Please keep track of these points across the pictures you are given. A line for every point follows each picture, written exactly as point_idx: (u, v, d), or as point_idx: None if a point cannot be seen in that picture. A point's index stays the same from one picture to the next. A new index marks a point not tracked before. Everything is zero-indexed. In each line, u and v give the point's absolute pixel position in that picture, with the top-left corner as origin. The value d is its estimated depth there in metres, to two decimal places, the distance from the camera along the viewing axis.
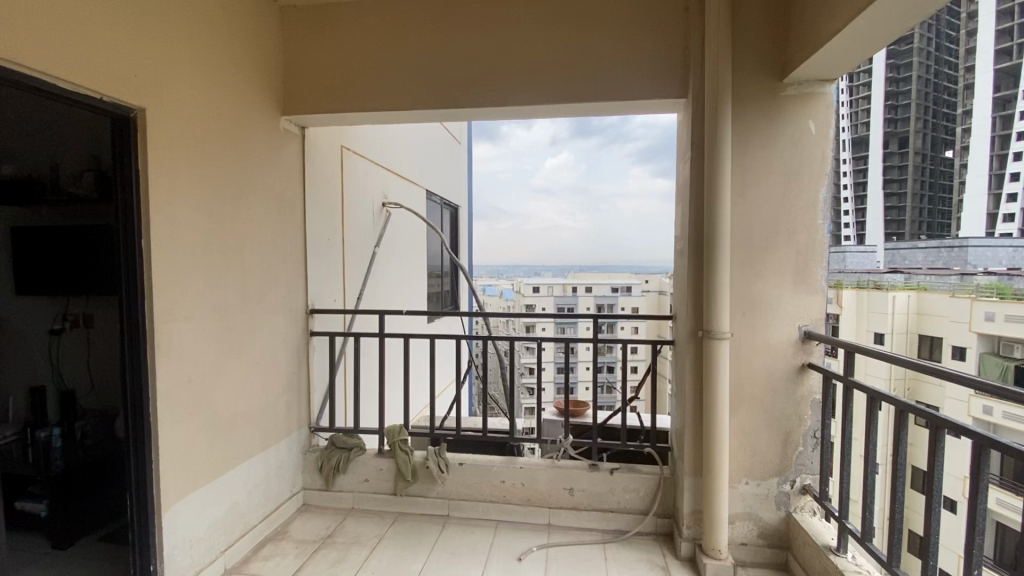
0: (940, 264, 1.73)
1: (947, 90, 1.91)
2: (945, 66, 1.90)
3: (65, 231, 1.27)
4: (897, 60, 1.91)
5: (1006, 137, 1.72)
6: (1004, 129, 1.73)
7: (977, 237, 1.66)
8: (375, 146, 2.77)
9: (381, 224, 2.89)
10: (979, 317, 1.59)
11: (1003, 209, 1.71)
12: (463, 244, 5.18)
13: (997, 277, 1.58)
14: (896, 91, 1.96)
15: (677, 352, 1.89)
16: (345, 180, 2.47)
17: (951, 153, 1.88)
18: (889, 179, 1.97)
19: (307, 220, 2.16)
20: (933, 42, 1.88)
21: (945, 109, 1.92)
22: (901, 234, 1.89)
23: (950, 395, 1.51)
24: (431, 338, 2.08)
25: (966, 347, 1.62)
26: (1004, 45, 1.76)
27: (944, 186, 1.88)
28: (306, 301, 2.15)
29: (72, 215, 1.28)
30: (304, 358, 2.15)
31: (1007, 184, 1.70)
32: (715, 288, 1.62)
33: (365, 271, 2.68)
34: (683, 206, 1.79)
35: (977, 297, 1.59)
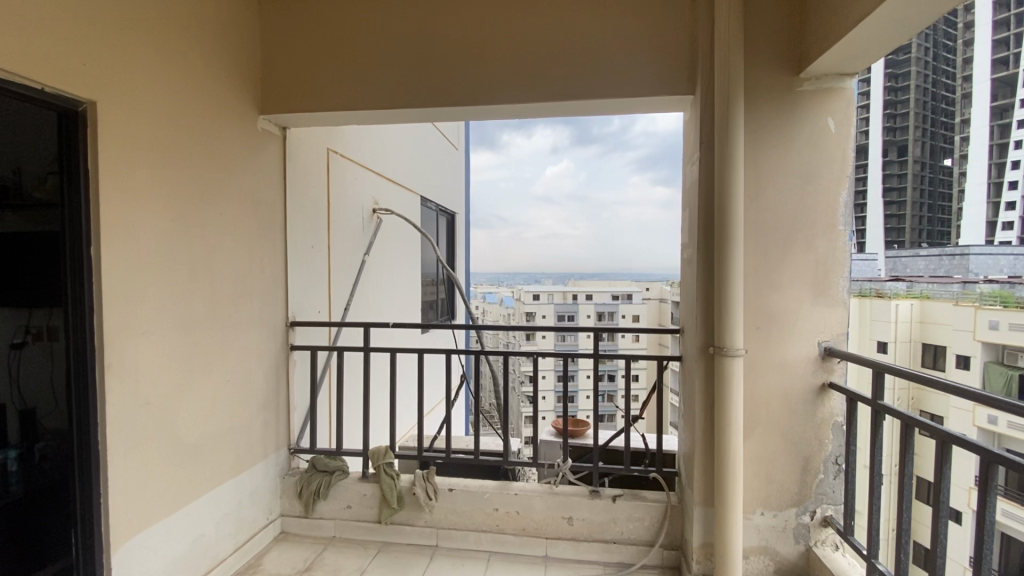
0: (941, 271, 1.81)
1: (946, 98, 2.16)
2: (943, 75, 2.13)
3: (36, 238, 1.16)
4: (896, 68, 2.02)
5: (1004, 145, 1.94)
6: (1001, 137, 1.97)
7: (978, 246, 1.75)
8: (365, 149, 2.64)
9: (371, 231, 2.75)
10: (983, 325, 1.61)
11: (1003, 217, 1.93)
12: (461, 251, 5.05)
13: (999, 285, 1.62)
14: (896, 99, 2.09)
15: (685, 369, 1.75)
16: (332, 185, 2.34)
17: (950, 160, 2.10)
18: (891, 186, 2.08)
19: (289, 227, 2.02)
20: (932, 50, 2.06)
21: (943, 118, 2.16)
22: (903, 240, 2.01)
23: (953, 404, 1.30)
24: (420, 353, 1.93)
25: (971, 355, 1.67)
26: (1003, 54, 1.99)
27: (943, 194, 2.08)
28: (287, 312, 2.01)
29: (39, 220, 1.16)
30: (283, 374, 2.00)
31: (1006, 194, 1.93)
32: (728, 300, 1.48)
33: (353, 280, 2.54)
34: (692, 211, 1.65)
35: (981, 305, 1.63)
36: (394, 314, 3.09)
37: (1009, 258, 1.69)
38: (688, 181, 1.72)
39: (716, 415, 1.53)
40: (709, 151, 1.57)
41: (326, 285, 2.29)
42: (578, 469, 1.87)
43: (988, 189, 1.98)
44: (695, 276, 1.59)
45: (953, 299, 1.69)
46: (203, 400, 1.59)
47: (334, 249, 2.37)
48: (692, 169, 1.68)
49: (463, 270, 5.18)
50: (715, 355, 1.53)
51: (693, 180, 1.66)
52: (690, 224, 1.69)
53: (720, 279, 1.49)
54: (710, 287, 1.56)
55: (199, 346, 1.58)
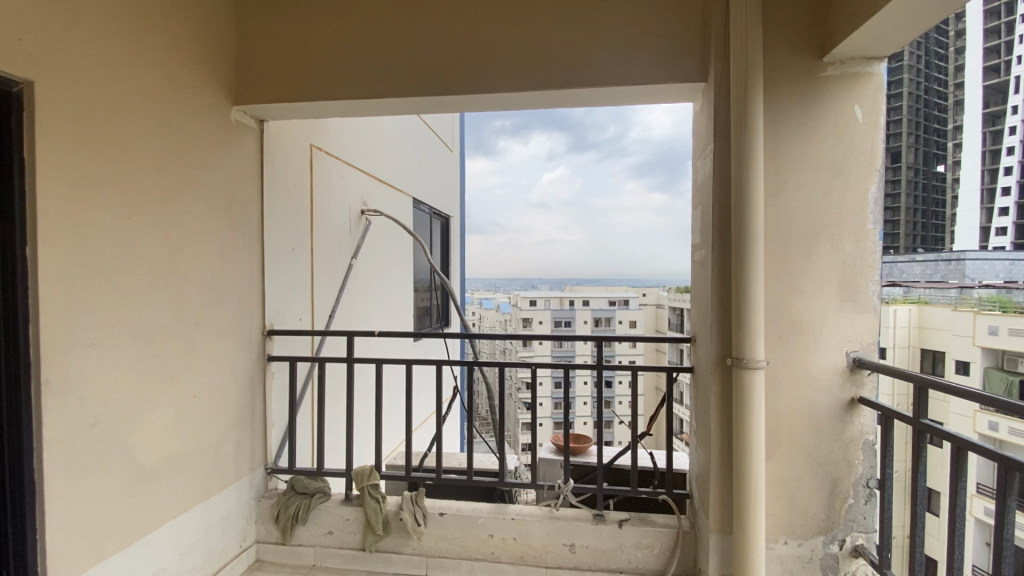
0: (936, 278, 1.84)
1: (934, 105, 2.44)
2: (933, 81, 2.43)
3: None
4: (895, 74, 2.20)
5: (995, 155, 2.57)
6: (994, 146, 2.59)
7: (972, 252, 2.00)
8: (353, 147, 2.49)
9: (359, 234, 2.60)
10: (980, 330, 1.98)
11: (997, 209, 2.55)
12: (456, 256, 4.90)
13: (999, 292, 1.92)
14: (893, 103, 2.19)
15: (697, 382, 1.60)
16: (316, 184, 2.19)
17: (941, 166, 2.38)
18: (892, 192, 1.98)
19: (267, 228, 1.87)
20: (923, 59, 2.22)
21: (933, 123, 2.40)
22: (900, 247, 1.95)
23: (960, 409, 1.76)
24: (410, 364, 1.78)
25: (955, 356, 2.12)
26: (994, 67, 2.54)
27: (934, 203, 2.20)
28: (264, 321, 1.85)
29: None
30: (259, 387, 1.84)
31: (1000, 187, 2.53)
32: (749, 305, 1.34)
33: (338, 285, 2.38)
34: (706, 209, 1.51)
35: (980, 311, 1.96)
36: (384, 322, 2.93)
37: (1003, 264, 2.02)
38: (700, 177, 1.58)
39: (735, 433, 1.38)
40: (724, 142, 1.42)
41: (308, 291, 2.13)
42: (581, 490, 1.72)
43: (982, 197, 2.57)
44: (710, 280, 1.45)
45: (952, 304, 1.92)
46: (165, 419, 1.43)
47: (317, 252, 2.21)
48: (704, 163, 1.54)
49: (458, 275, 5.04)
50: (733, 367, 1.38)
51: (706, 175, 1.52)
52: (703, 223, 1.54)
53: (739, 283, 1.35)
54: (726, 291, 1.42)
55: (161, 358, 1.42)
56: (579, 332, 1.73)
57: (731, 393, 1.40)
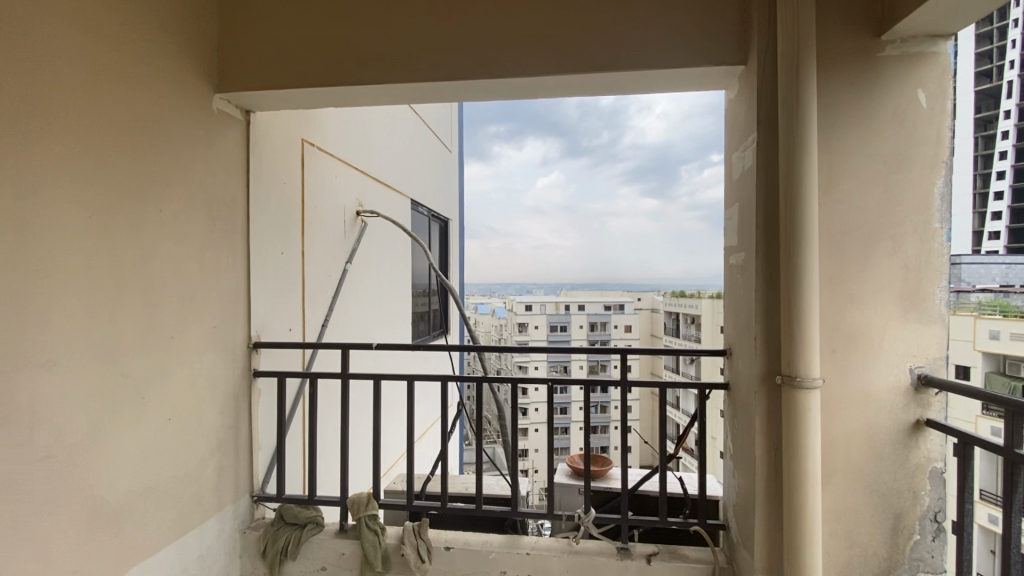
0: None
1: None
2: None
3: None
4: None
5: None
6: None
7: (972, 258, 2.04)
8: (348, 143, 2.32)
9: (354, 237, 2.43)
10: None
11: None
12: (454, 260, 4.72)
13: None
14: None
15: (735, 400, 1.43)
16: (307, 182, 2.01)
17: None
18: None
19: (254, 230, 1.69)
20: None
21: None
22: None
23: None
24: (412, 380, 1.60)
25: None
26: None
27: None
28: (249, 331, 1.67)
29: None
30: (244, 406, 1.66)
31: None
32: (802, 316, 1.17)
33: (332, 292, 2.20)
34: (745, 207, 1.35)
35: None
36: (381, 330, 2.75)
37: None
38: (736, 171, 1.42)
39: (785, 461, 1.21)
40: (769, 131, 1.26)
41: (299, 299, 1.96)
42: (603, 521, 1.54)
43: None
44: (752, 286, 1.28)
45: None
46: (137, 445, 1.25)
47: (309, 256, 2.03)
48: (742, 155, 1.38)
49: (457, 279, 4.86)
50: (782, 386, 1.21)
51: (745, 169, 1.35)
52: (741, 222, 1.38)
53: (789, 290, 1.19)
54: (773, 300, 1.25)
55: (132, 377, 1.24)
56: (600, 344, 1.55)
57: (780, 416, 1.23)
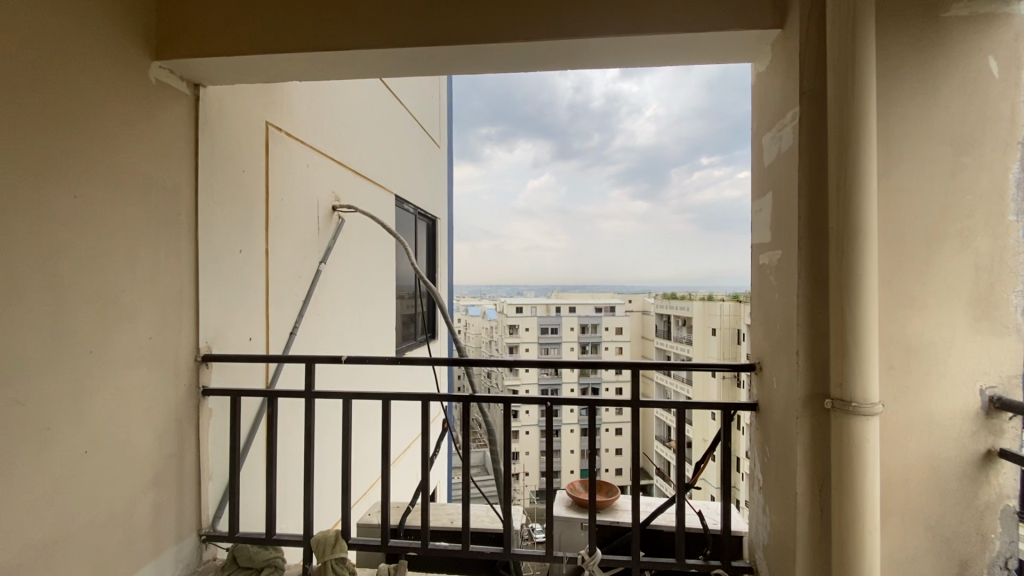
0: None
1: None
2: None
3: None
4: None
5: None
6: None
7: None
8: (321, 129, 2.08)
9: (329, 234, 2.19)
10: None
11: None
12: (443, 261, 4.48)
13: None
14: None
15: (767, 425, 1.21)
16: (273, 171, 1.78)
17: None
18: None
19: (205, 223, 1.45)
20: None
21: None
22: None
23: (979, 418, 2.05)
24: (389, 400, 1.37)
25: None
26: None
27: None
28: (198, 343, 1.43)
29: None
30: (190, 430, 1.42)
31: None
32: (858, 327, 0.97)
33: (303, 295, 1.97)
34: (783, 195, 1.13)
35: None
36: (360, 336, 2.51)
37: None
38: (770, 154, 1.21)
39: (837, 502, 1.00)
40: (814, 105, 1.05)
41: (262, 304, 1.72)
42: (611, 564, 1.31)
43: None
44: (792, 291, 1.07)
45: None
46: (51, 486, 1.01)
47: (275, 256, 1.79)
48: (777, 136, 1.17)
49: (446, 282, 4.62)
50: (833, 412, 1.00)
51: (781, 152, 1.14)
52: (776, 215, 1.17)
53: (841, 296, 0.98)
54: (819, 307, 1.04)
55: (43, 400, 1.00)
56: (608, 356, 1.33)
57: (829, 448, 1.02)
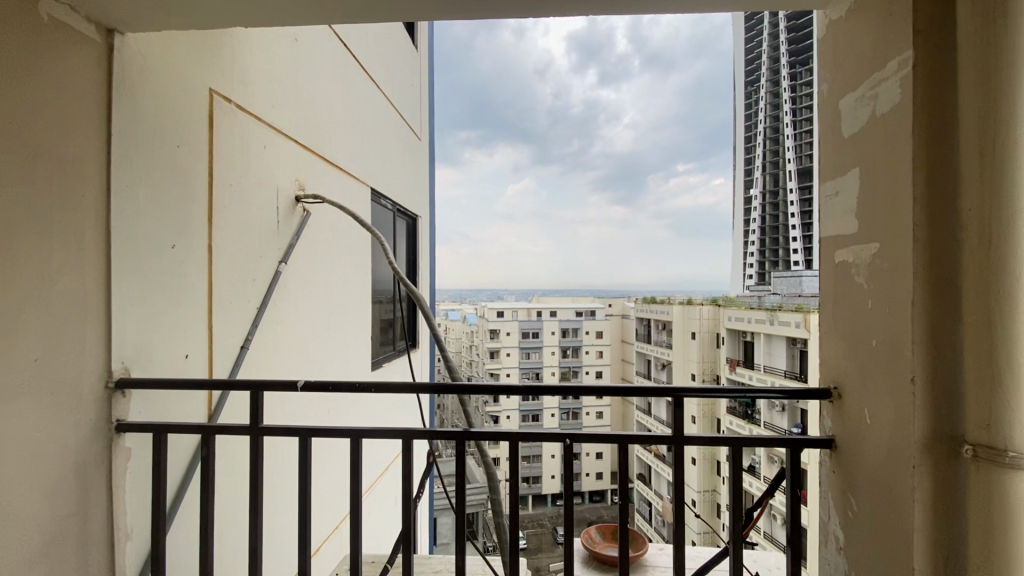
0: None
1: None
2: None
3: None
4: None
5: None
6: None
7: None
8: (280, 106, 1.76)
9: (291, 230, 1.86)
10: None
11: None
12: (424, 262, 4.16)
13: None
14: None
15: (855, 469, 0.95)
16: (219, 150, 1.45)
17: None
18: None
19: (123, 209, 1.12)
20: None
21: None
22: None
23: None
24: (358, 437, 1.06)
25: None
26: None
27: None
28: (111, 363, 1.08)
29: None
30: (100, 481, 1.08)
31: None
32: (1013, 349, 0.70)
33: (258, 302, 1.64)
34: (881, 170, 0.87)
35: None
36: (331, 348, 2.18)
37: None
38: (855, 120, 0.94)
39: None
40: (935, 48, 0.78)
41: (204, 312, 1.39)
42: None
43: None
44: (903, 296, 0.80)
45: None
46: None
47: (220, 253, 1.46)
48: (868, 97, 0.89)
49: (427, 285, 4.31)
50: (975, 464, 0.73)
51: (877, 115, 0.87)
52: (867, 197, 0.90)
53: (987, 305, 0.72)
54: (945, 318, 0.77)
55: None
56: (645, 380, 1.03)
57: (964, 511, 0.75)
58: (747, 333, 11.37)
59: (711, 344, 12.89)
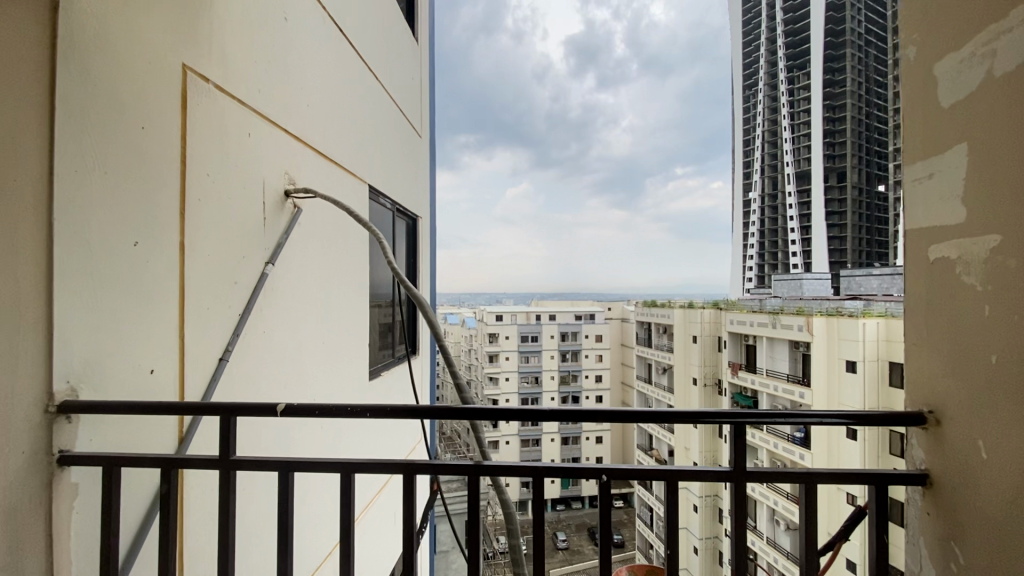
0: None
1: None
2: None
3: None
4: None
5: None
6: None
7: None
8: (266, 90, 1.59)
9: (280, 227, 1.68)
10: None
11: None
12: (424, 265, 3.97)
13: None
14: None
15: (971, 514, 0.77)
16: (193, 135, 1.27)
17: None
18: None
19: (72, 198, 0.93)
20: None
21: None
22: None
23: None
24: (349, 472, 0.87)
25: None
26: None
27: None
28: (54, 384, 0.89)
29: None
30: (41, 529, 0.88)
31: None
32: None
33: (242, 306, 1.46)
34: (1003, 143, 0.69)
35: None
36: (325, 356, 1.99)
37: None
38: (963, 85, 0.77)
39: None
40: None
41: (176, 321, 1.20)
42: None
43: None
44: None
45: None
46: None
47: (196, 254, 1.28)
48: (987, 52, 0.72)
49: (428, 289, 4.11)
50: None
51: (998, 74, 0.70)
52: (987, 178, 0.72)
53: None
54: None
55: None
56: (702, 406, 0.84)
57: None
58: (750, 337, 11.21)
59: (713, 347, 12.72)
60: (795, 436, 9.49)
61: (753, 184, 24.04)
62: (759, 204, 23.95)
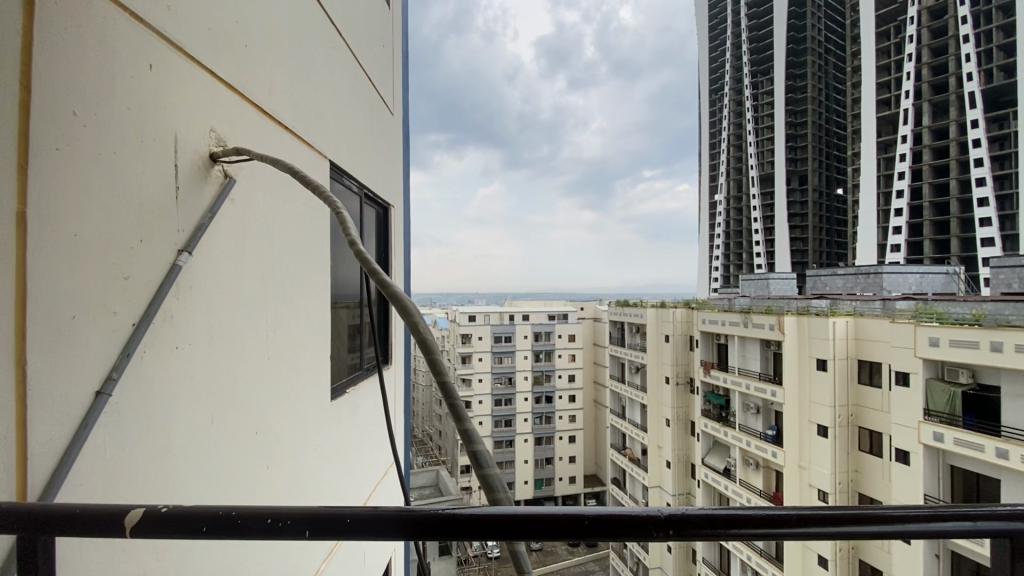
0: None
1: None
2: None
3: None
4: None
5: None
6: None
7: None
8: (178, 10, 1.14)
9: (202, 203, 1.23)
10: None
11: None
12: (397, 258, 3.52)
13: None
14: None
15: None
16: (45, 46, 0.82)
17: None
18: None
19: None
20: None
21: None
22: None
23: None
24: None
25: None
26: None
27: None
28: None
29: None
30: None
31: None
32: None
33: (138, 313, 1.01)
34: None
35: None
36: (268, 375, 1.54)
37: None
38: None
39: None
40: None
41: (11, 332, 0.76)
42: None
43: None
44: None
45: None
46: None
47: (58, 230, 0.84)
48: None
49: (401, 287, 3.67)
50: None
51: None
52: None
53: None
54: None
55: None
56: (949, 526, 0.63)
57: None
58: (722, 336, 11.11)
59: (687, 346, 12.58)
60: (768, 435, 9.35)
61: (721, 185, 24.26)
62: (728, 204, 24.17)
